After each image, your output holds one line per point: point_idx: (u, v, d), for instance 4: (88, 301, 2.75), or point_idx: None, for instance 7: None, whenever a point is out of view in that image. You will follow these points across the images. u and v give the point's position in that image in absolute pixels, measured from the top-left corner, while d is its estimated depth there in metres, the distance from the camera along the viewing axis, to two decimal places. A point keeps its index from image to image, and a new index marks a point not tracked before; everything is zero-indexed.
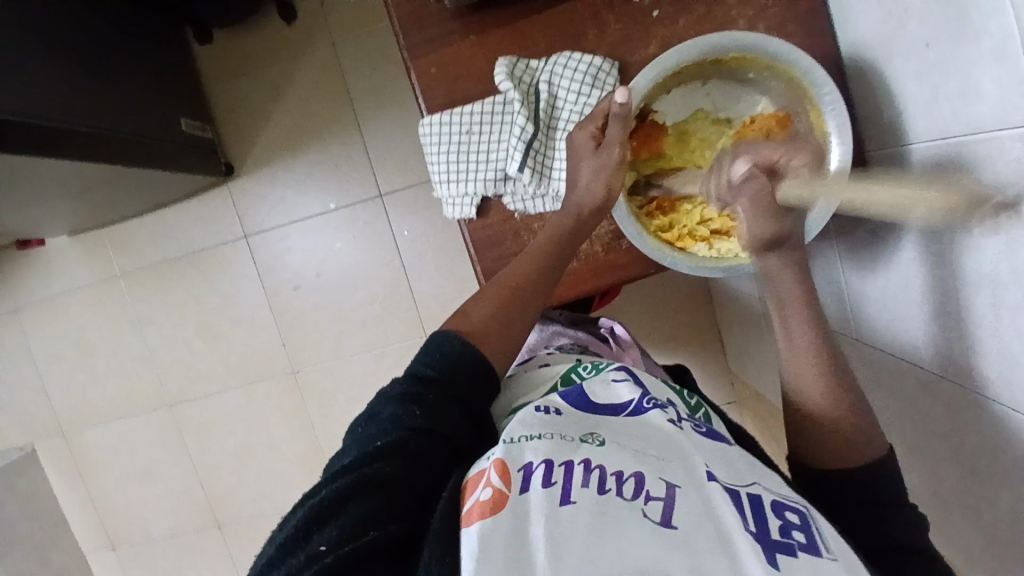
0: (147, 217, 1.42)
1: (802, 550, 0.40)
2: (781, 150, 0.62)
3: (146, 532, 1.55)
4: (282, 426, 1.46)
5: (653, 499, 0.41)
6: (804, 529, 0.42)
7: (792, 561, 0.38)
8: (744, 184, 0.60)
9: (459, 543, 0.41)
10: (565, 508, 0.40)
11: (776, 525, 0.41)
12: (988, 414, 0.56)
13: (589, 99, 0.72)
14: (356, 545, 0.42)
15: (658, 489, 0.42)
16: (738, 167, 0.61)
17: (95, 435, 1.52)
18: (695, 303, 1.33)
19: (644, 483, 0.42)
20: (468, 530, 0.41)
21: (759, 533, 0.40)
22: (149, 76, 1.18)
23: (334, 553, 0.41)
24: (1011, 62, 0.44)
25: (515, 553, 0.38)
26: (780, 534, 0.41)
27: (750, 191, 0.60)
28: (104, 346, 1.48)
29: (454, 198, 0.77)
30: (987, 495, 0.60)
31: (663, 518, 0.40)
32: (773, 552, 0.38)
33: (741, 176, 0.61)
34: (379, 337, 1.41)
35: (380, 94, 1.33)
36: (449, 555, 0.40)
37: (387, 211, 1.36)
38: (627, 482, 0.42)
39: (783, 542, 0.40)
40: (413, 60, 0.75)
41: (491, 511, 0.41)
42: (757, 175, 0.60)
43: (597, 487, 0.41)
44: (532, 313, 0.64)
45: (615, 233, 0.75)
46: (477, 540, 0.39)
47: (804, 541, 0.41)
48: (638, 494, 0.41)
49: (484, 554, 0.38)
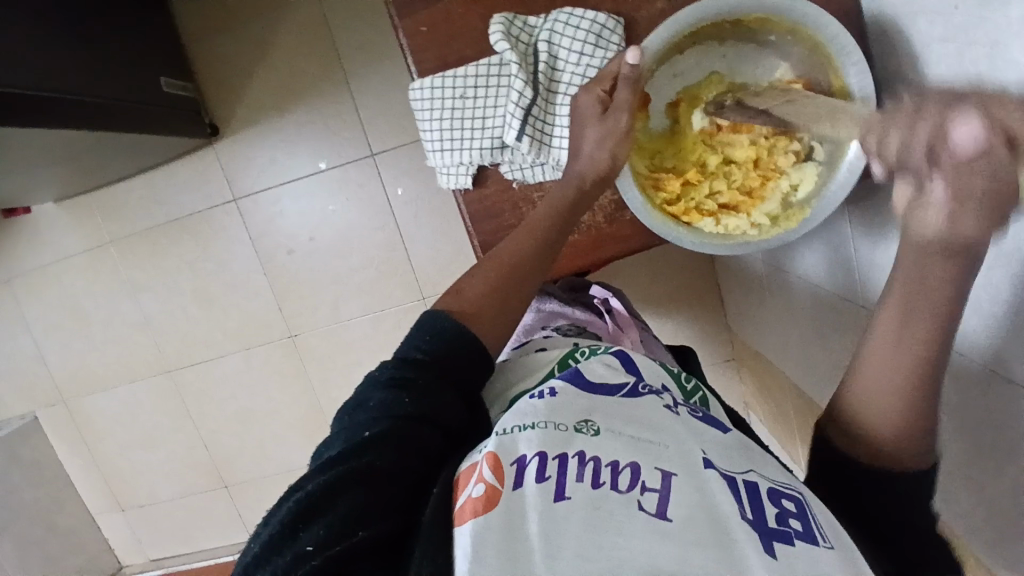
0: (134, 181, 1.37)
1: (798, 538, 0.38)
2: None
3: (153, 495, 1.57)
4: (283, 390, 1.46)
5: (648, 490, 0.40)
6: (801, 516, 0.40)
7: (790, 548, 0.37)
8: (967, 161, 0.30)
9: (453, 542, 0.40)
10: (559, 505, 0.39)
11: (773, 513, 0.40)
12: (995, 391, 0.55)
13: (592, 60, 0.68)
14: (345, 544, 0.41)
15: (653, 480, 0.41)
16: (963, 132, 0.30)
17: (96, 402, 1.52)
18: (696, 264, 1.31)
19: (640, 473, 0.41)
20: (459, 529, 0.40)
21: (756, 521, 0.39)
22: (126, 32, 1.12)
23: (321, 555, 0.40)
24: None
25: (507, 551, 0.37)
26: (777, 522, 0.39)
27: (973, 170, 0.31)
28: (99, 314, 1.46)
29: (448, 167, 0.73)
30: (992, 471, 0.59)
31: (658, 510, 0.38)
32: (770, 542, 0.37)
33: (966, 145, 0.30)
34: (377, 300, 1.39)
35: (368, 47, 1.27)
36: (441, 556, 0.39)
37: (381, 171, 1.32)
38: (622, 474, 0.41)
39: (779, 530, 0.38)
40: (400, 18, 0.70)
41: (484, 508, 0.40)
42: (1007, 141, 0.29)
43: (591, 481, 0.40)
44: (531, 290, 0.62)
45: (616, 204, 0.72)
46: (470, 538, 0.38)
47: (801, 529, 0.39)
48: (634, 485, 0.40)
49: (478, 553, 0.37)
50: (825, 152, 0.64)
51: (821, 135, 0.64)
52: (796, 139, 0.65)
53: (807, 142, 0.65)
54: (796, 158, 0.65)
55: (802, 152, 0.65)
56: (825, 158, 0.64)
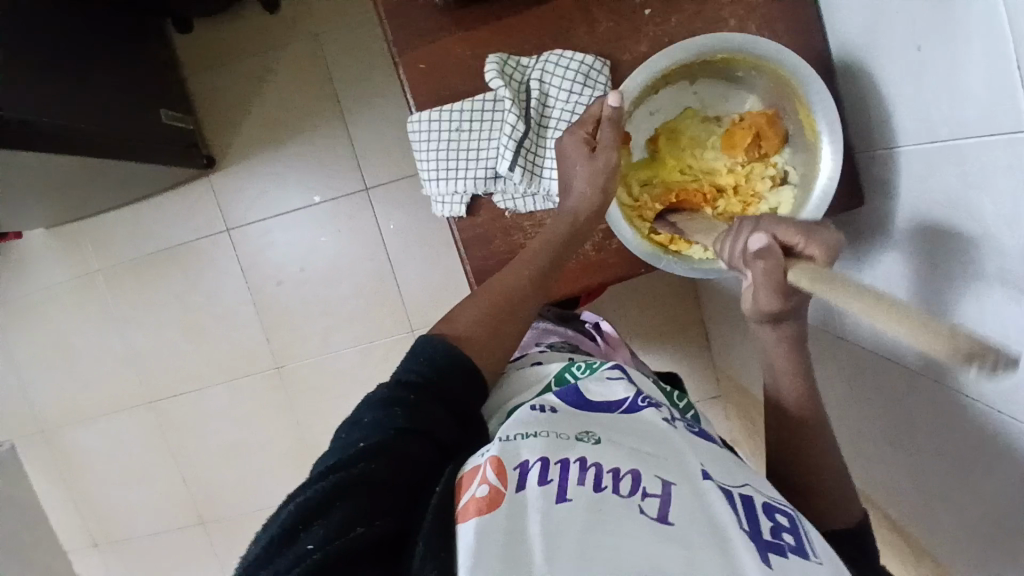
0: (127, 211, 1.39)
1: (792, 552, 0.40)
2: (804, 230, 0.50)
3: (129, 532, 1.53)
4: (268, 423, 1.44)
5: (649, 495, 0.41)
6: (793, 531, 0.42)
7: (783, 561, 0.38)
8: (755, 261, 0.51)
9: (454, 537, 0.42)
10: (561, 507, 0.40)
11: (768, 526, 0.41)
12: (970, 409, 0.58)
13: (580, 99, 0.72)
14: (345, 541, 0.43)
15: (653, 486, 0.42)
16: (755, 240, 0.51)
17: (75, 434, 1.49)
18: (681, 299, 1.34)
19: (640, 480, 0.42)
20: (465, 527, 0.41)
21: (752, 532, 0.40)
22: (129, 65, 1.16)
23: (322, 550, 0.42)
24: (1002, 68, 0.45)
25: (508, 552, 0.38)
26: (772, 535, 0.41)
27: (758, 271, 0.51)
28: (84, 343, 1.44)
29: (443, 197, 0.75)
30: (974, 491, 0.61)
31: (660, 514, 0.40)
32: (766, 552, 0.39)
33: (755, 250, 0.51)
34: (366, 332, 1.39)
35: (364, 85, 1.31)
36: (445, 549, 0.40)
37: (373, 204, 1.35)
38: (623, 480, 0.42)
39: (774, 543, 0.40)
40: (400, 56, 0.74)
41: (487, 508, 0.41)
42: (772, 254, 0.50)
43: (592, 485, 0.41)
44: (527, 316, 0.64)
45: (605, 234, 0.75)
46: (474, 540, 0.39)
47: (794, 543, 0.41)
48: (635, 491, 0.41)
49: (481, 552, 0.38)
50: (800, 176, 0.69)
51: (794, 160, 0.70)
52: (771, 165, 0.71)
53: (782, 168, 0.71)
54: (774, 182, 0.70)
55: (779, 176, 0.70)
56: (801, 180, 0.69)
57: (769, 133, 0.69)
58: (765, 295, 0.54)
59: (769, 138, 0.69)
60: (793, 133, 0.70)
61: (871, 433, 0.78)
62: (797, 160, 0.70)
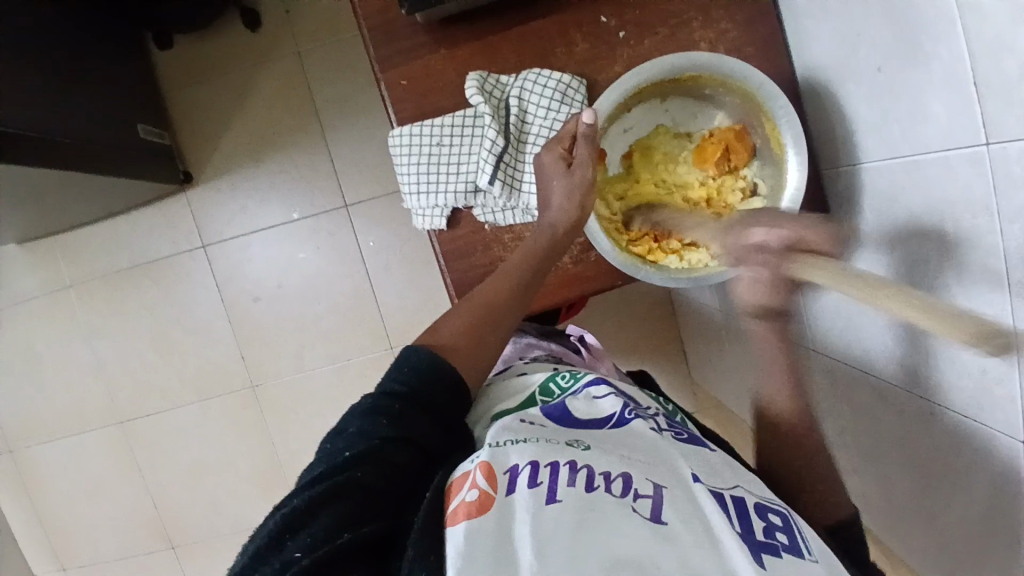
0: (101, 225, 1.37)
1: (786, 550, 0.40)
2: (823, 230, 0.53)
3: (94, 556, 1.48)
4: (241, 442, 1.42)
5: (642, 496, 0.42)
6: (787, 530, 0.43)
7: (777, 560, 0.39)
8: (755, 256, 0.56)
9: (443, 543, 0.41)
10: (550, 508, 0.40)
11: (761, 525, 0.42)
12: (938, 419, 0.60)
13: (558, 115, 0.74)
14: (330, 547, 0.43)
15: (645, 488, 0.42)
16: (756, 234, 0.57)
17: (39, 454, 1.44)
18: (658, 317, 1.36)
19: (632, 482, 0.43)
20: (454, 530, 0.41)
21: (745, 533, 0.41)
22: (108, 79, 1.15)
23: (309, 557, 0.43)
24: (960, 89, 0.48)
25: (499, 553, 0.38)
26: (765, 534, 0.41)
27: (758, 266, 0.56)
28: (51, 359, 1.41)
29: (424, 210, 0.76)
30: (943, 498, 0.63)
31: (653, 514, 0.40)
32: (759, 551, 0.39)
33: (755, 245, 0.56)
34: (344, 349, 1.38)
35: (345, 104, 1.32)
36: (432, 553, 0.40)
37: (353, 221, 1.35)
38: (615, 482, 0.43)
39: (767, 542, 0.41)
40: (383, 72, 0.75)
41: (477, 511, 0.41)
42: (773, 250, 0.55)
43: (584, 486, 0.42)
44: (508, 330, 0.65)
45: (585, 246, 0.76)
46: (464, 542, 0.39)
47: (787, 542, 0.42)
48: (627, 492, 0.42)
49: (470, 555, 0.38)
50: (768, 188, 0.72)
51: (762, 172, 0.73)
52: (741, 177, 0.73)
53: (751, 180, 0.73)
54: (743, 194, 0.73)
55: (748, 189, 0.73)
56: (769, 192, 0.72)
57: (738, 146, 0.72)
58: (761, 290, 0.58)
59: (739, 152, 0.72)
60: (761, 147, 0.72)
61: (844, 446, 0.79)
62: (765, 172, 0.72)
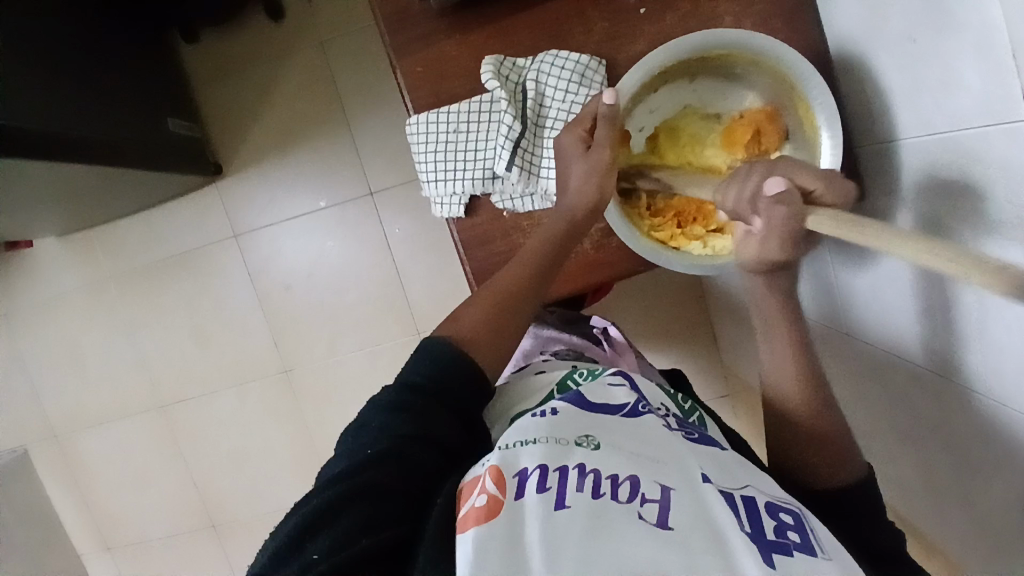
0: (138, 218, 1.40)
1: (797, 550, 0.39)
2: (820, 175, 0.52)
3: (142, 536, 1.54)
4: (276, 427, 1.45)
5: (649, 501, 0.41)
6: (799, 529, 0.41)
7: (788, 560, 0.38)
8: (773, 206, 0.50)
9: (454, 550, 0.41)
10: (559, 513, 0.40)
11: (771, 526, 0.41)
12: (974, 405, 0.57)
13: (576, 97, 0.72)
14: (348, 552, 0.44)
15: (653, 491, 0.42)
16: (772, 185, 0.50)
17: (89, 439, 1.51)
18: (687, 300, 1.33)
19: (639, 486, 0.42)
20: (462, 536, 0.41)
21: (754, 533, 0.40)
22: (138, 75, 1.17)
23: (327, 561, 0.44)
24: (997, 57, 0.44)
25: (507, 556, 0.38)
26: (775, 534, 0.40)
27: (776, 217, 0.50)
28: (95, 349, 1.46)
29: (442, 198, 0.76)
30: (982, 486, 0.60)
31: (659, 520, 0.39)
32: (769, 552, 0.38)
33: (773, 195, 0.50)
34: (372, 336, 1.40)
35: (368, 91, 1.32)
36: (444, 560, 0.41)
37: (378, 209, 1.35)
38: (622, 486, 0.42)
39: (778, 542, 0.39)
40: (398, 60, 0.75)
41: (486, 516, 0.41)
42: (793, 199, 0.49)
43: (591, 492, 0.41)
44: (525, 319, 0.64)
45: (605, 232, 0.74)
46: (473, 546, 0.39)
47: (799, 541, 0.40)
48: (634, 496, 0.41)
49: (479, 558, 0.38)
50: None
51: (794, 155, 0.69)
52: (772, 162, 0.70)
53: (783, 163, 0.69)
54: None
55: None
56: None
57: (767, 129, 0.69)
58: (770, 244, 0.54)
59: (769, 135, 0.69)
60: (793, 129, 0.69)
61: (878, 430, 0.77)
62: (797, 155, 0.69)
